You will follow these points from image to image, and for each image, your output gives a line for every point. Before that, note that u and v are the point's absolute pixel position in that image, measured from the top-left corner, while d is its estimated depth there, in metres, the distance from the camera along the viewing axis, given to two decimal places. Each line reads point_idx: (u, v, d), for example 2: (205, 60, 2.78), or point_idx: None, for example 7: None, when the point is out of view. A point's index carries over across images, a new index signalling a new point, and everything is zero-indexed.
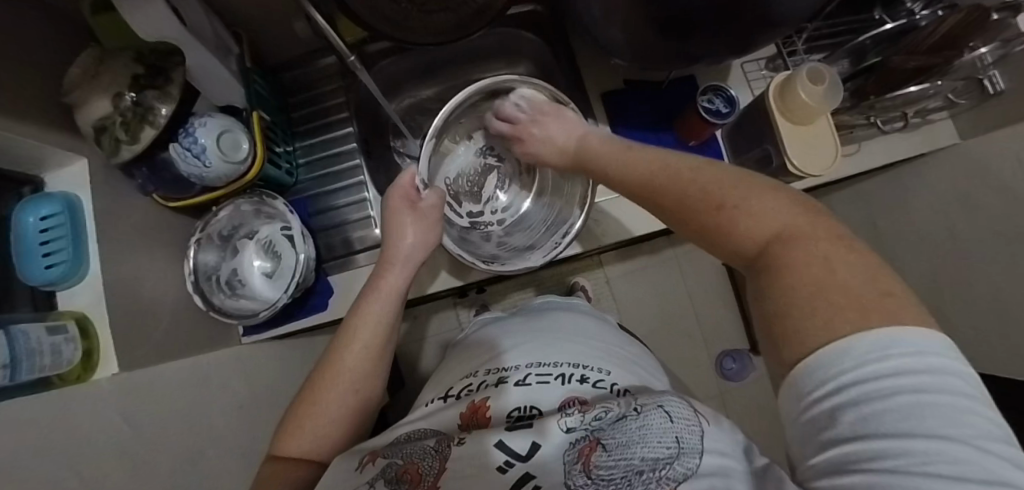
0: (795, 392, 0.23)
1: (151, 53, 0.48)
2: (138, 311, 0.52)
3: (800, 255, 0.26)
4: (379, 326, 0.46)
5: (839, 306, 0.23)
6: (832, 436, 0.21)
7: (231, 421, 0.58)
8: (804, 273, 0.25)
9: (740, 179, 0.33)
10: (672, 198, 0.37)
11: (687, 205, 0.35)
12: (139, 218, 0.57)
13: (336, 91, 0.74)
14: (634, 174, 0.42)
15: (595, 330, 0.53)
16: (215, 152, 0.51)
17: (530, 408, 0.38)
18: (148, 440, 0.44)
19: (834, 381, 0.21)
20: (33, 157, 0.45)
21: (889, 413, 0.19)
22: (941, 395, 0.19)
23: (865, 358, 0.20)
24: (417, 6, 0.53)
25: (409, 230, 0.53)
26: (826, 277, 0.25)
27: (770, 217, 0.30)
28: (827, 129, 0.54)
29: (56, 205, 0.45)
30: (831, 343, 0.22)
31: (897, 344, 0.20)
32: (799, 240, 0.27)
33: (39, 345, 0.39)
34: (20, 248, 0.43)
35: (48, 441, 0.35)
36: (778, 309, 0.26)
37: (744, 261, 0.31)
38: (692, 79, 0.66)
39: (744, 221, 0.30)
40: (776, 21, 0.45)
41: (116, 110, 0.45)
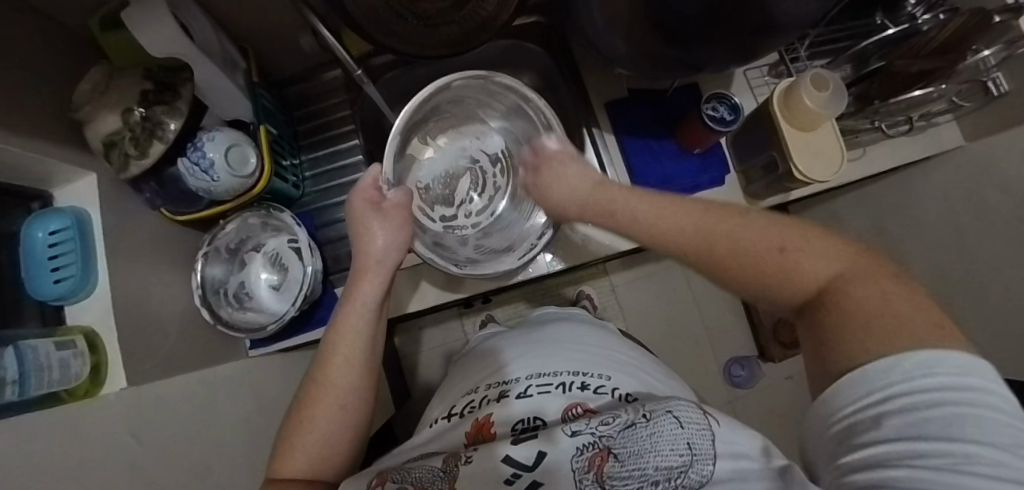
0: (837, 400, 0.25)
1: (160, 68, 0.49)
2: (147, 325, 0.52)
3: (874, 293, 0.28)
4: (364, 342, 0.45)
5: (904, 332, 0.25)
6: (869, 437, 0.23)
7: (238, 434, 0.58)
8: (877, 307, 0.27)
9: (782, 225, 0.34)
10: (714, 250, 0.36)
11: (737, 251, 0.34)
12: (147, 232, 0.57)
13: (342, 104, 0.74)
14: (659, 226, 0.39)
15: (593, 337, 0.52)
16: (223, 166, 0.51)
17: (533, 420, 0.38)
18: (158, 457, 0.44)
19: (885, 393, 0.23)
20: (43, 173, 0.46)
21: (932, 421, 0.21)
22: (981, 408, 0.20)
23: (913, 372, 0.23)
24: (422, 20, 0.53)
25: (376, 231, 0.49)
26: (895, 309, 0.27)
27: (819, 265, 0.31)
28: (831, 133, 0.54)
29: (65, 220, 0.45)
30: (882, 358, 0.24)
31: (944, 363, 0.22)
32: (860, 284, 0.29)
33: (48, 360, 0.39)
34: (28, 267, 0.43)
35: (57, 458, 0.34)
36: (848, 343, 0.27)
37: (804, 302, 0.32)
38: (695, 87, 0.66)
39: (810, 263, 0.31)
40: (780, 28, 0.45)
41: (126, 125, 0.46)
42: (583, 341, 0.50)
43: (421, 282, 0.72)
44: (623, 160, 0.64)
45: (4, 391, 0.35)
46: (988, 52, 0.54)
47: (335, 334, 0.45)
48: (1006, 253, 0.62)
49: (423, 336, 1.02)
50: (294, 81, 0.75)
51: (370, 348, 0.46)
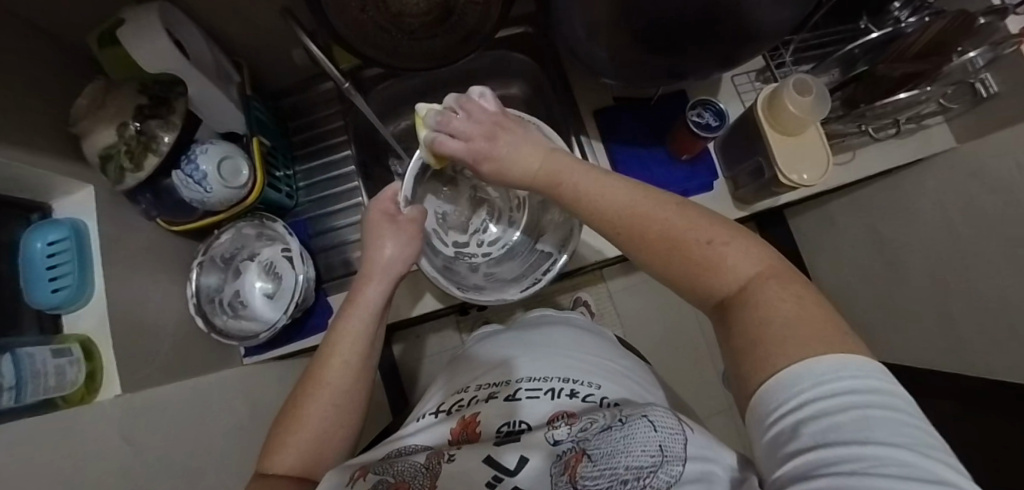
0: (761, 413, 0.23)
1: (154, 83, 0.50)
2: (142, 334, 0.53)
3: (781, 297, 0.26)
4: (361, 344, 0.46)
5: (802, 334, 0.23)
6: (792, 449, 0.20)
7: (232, 442, 0.59)
8: (783, 309, 0.25)
9: (715, 220, 0.31)
10: (645, 237, 0.32)
11: (670, 232, 0.31)
12: (144, 242, 0.58)
13: (336, 115, 0.75)
14: (597, 205, 0.35)
15: (582, 341, 0.53)
16: (216, 178, 0.52)
17: (518, 424, 0.38)
18: (150, 463, 0.45)
19: (796, 403, 0.21)
20: (42, 185, 0.47)
21: (836, 428, 0.19)
22: (885, 409, 0.19)
23: (819, 380, 0.21)
24: (406, 33, 0.54)
25: (387, 241, 0.51)
26: (799, 312, 0.25)
27: (741, 266, 0.28)
28: (816, 139, 0.54)
29: (62, 231, 0.46)
30: (793, 363, 0.22)
31: (847, 367, 0.21)
32: (775, 288, 0.27)
33: (44, 367, 0.40)
34: (26, 275, 0.44)
35: (51, 460, 0.35)
36: (751, 341, 0.25)
37: (719, 301, 0.29)
38: (683, 94, 0.67)
39: (732, 259, 0.29)
40: (760, 35, 0.46)
41: (120, 139, 0.47)
42: (572, 346, 0.50)
43: (415, 289, 0.73)
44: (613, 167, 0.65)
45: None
46: (973, 53, 0.54)
47: (337, 335, 0.46)
48: (998, 253, 0.62)
49: (421, 342, 1.03)
50: (289, 92, 0.77)
51: (369, 350, 0.47)
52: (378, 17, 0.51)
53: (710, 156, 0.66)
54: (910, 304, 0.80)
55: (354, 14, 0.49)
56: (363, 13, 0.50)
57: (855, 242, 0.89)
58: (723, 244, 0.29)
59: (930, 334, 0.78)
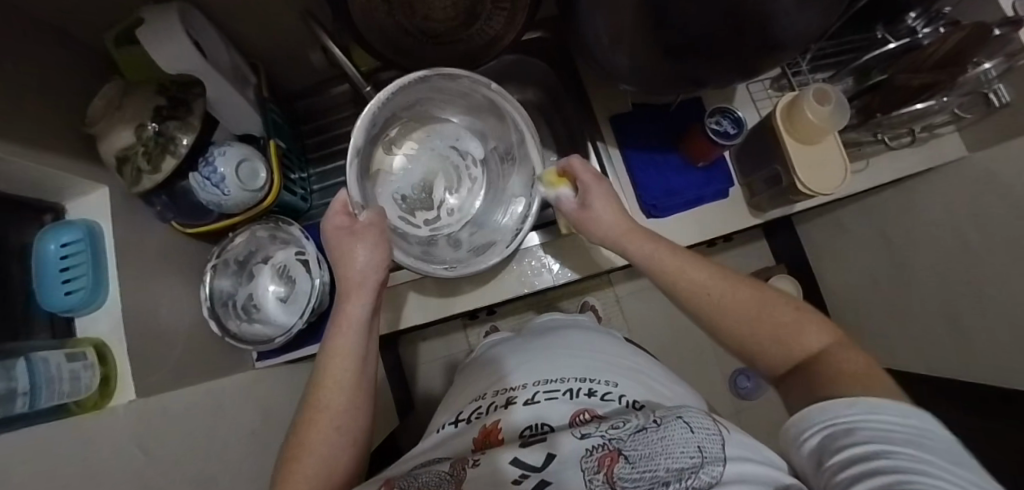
0: (809, 422, 0.29)
1: (173, 85, 0.49)
2: (155, 337, 0.52)
3: (846, 361, 0.32)
4: (354, 360, 0.45)
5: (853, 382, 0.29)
6: (839, 451, 0.26)
7: (244, 446, 0.58)
8: (847, 368, 0.31)
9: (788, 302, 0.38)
10: (728, 309, 0.39)
11: (752, 306, 0.38)
12: (157, 244, 0.58)
13: (350, 119, 0.75)
14: (684, 281, 0.42)
15: (596, 343, 0.52)
16: (233, 180, 0.52)
17: (541, 426, 0.38)
18: (165, 468, 0.44)
19: (850, 419, 0.26)
20: (58, 186, 0.47)
21: (887, 439, 0.24)
22: (923, 437, 0.23)
23: (867, 409, 0.26)
24: (431, 39, 0.55)
25: (357, 250, 0.49)
26: (861, 371, 0.30)
27: (813, 337, 0.35)
28: (834, 148, 0.54)
29: (78, 232, 0.46)
30: (846, 398, 0.28)
31: (891, 406, 0.26)
32: (845, 354, 0.33)
33: (58, 372, 0.39)
34: (39, 278, 0.44)
35: (70, 466, 0.35)
36: (812, 388, 0.31)
37: (789, 365, 0.35)
38: (699, 101, 0.67)
39: (804, 332, 0.35)
40: (784, 45, 0.46)
41: (138, 139, 0.46)
42: (583, 347, 0.50)
43: (426, 293, 0.73)
44: (628, 174, 0.65)
45: (14, 403, 0.35)
46: (987, 65, 0.55)
47: (327, 355, 0.45)
48: (1009, 263, 0.62)
49: (429, 345, 1.02)
50: (304, 95, 0.77)
51: (361, 366, 0.46)
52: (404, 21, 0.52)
53: (726, 162, 0.65)
54: (920, 312, 0.80)
55: (381, 20, 0.51)
56: (389, 18, 0.51)
57: (865, 249, 0.89)
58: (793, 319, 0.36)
59: (941, 344, 0.78)
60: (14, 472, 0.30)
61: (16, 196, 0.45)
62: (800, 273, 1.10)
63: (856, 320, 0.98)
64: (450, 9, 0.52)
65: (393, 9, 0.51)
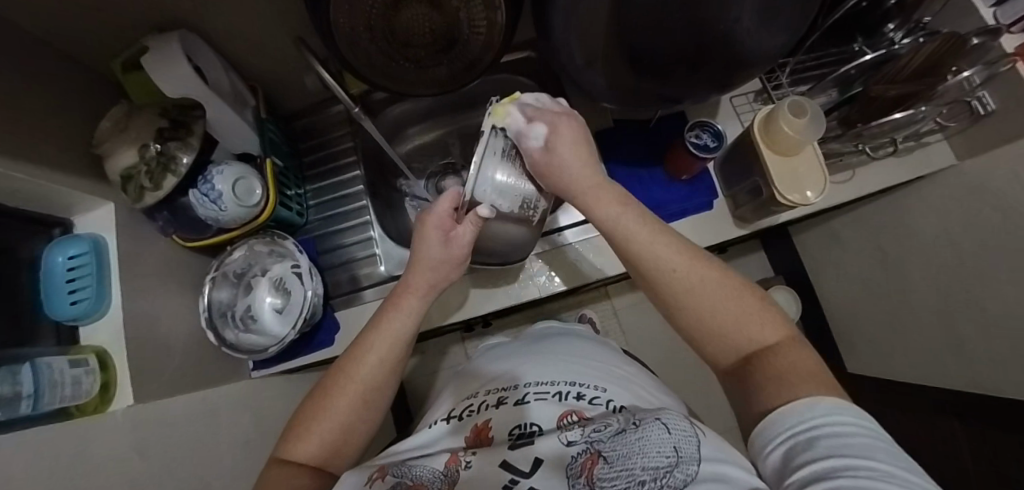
0: (772, 426, 0.30)
1: (173, 108, 0.52)
2: (153, 345, 0.55)
3: (792, 360, 0.33)
4: (400, 345, 0.48)
5: (801, 375, 0.32)
6: (800, 454, 0.26)
7: (238, 454, 0.60)
8: (791, 368, 0.33)
9: (747, 298, 0.38)
10: (689, 290, 0.39)
11: (700, 295, 0.39)
12: (159, 257, 0.61)
13: (345, 137, 0.78)
14: (649, 255, 0.42)
15: (586, 351, 0.53)
16: (230, 196, 0.54)
17: (530, 426, 0.39)
18: (158, 472, 0.46)
19: (810, 421, 0.28)
20: (65, 202, 0.50)
21: (844, 441, 0.25)
22: (870, 438, 0.25)
23: (827, 411, 0.27)
24: (413, 63, 0.56)
25: (429, 236, 0.51)
26: (805, 369, 0.32)
27: (757, 331, 0.36)
28: (812, 158, 0.56)
29: (83, 245, 0.49)
30: (805, 400, 0.29)
31: (848, 412, 0.27)
32: (790, 349, 0.35)
33: (62, 377, 0.42)
34: (46, 289, 0.47)
35: (66, 467, 0.37)
36: (757, 373, 0.34)
37: (734, 360, 0.38)
38: (682, 115, 0.68)
39: (754, 328, 0.36)
40: (750, 59, 0.48)
41: (142, 160, 0.49)
42: (574, 352, 0.52)
43: None
44: (612, 187, 0.66)
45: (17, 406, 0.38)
46: (968, 72, 0.54)
47: (374, 332, 0.48)
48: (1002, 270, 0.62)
49: (427, 359, 1.04)
50: (302, 115, 0.80)
51: (399, 350, 0.48)
52: (386, 46, 0.53)
53: (709, 175, 0.66)
54: (918, 321, 0.79)
55: (366, 49, 0.51)
56: (373, 46, 0.51)
57: (858, 259, 0.89)
58: (743, 315, 0.37)
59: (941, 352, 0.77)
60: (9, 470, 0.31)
61: (22, 212, 0.48)
62: (797, 284, 1.10)
63: (854, 330, 0.98)
64: (428, 34, 0.54)
65: (376, 37, 0.51)
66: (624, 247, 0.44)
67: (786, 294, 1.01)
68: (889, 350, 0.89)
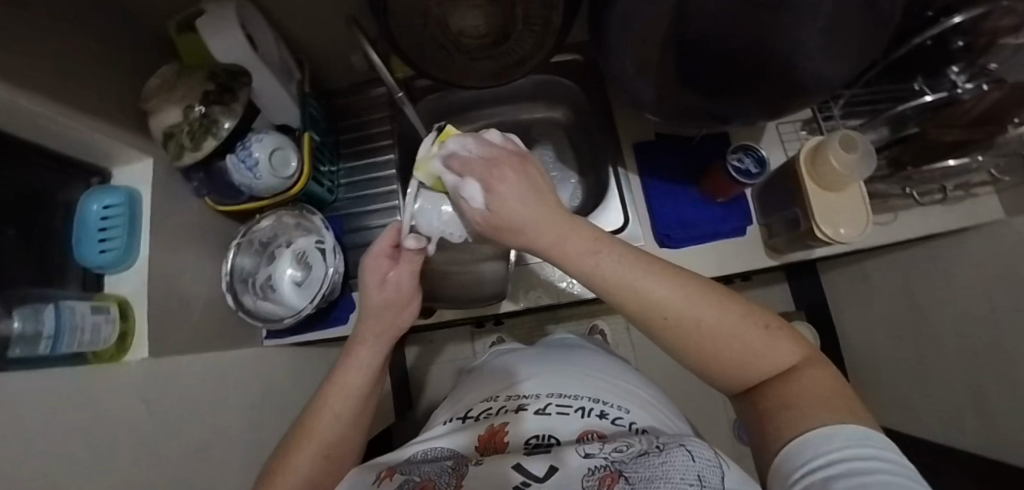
0: (792, 464, 0.28)
1: (222, 73, 0.52)
2: (175, 302, 0.56)
3: (813, 387, 0.32)
4: (360, 397, 0.47)
5: (828, 405, 0.30)
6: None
7: (243, 418, 0.60)
8: (815, 398, 0.31)
9: (761, 320, 0.34)
10: (706, 336, 0.32)
11: (708, 346, 0.33)
12: (191, 216, 0.62)
13: (383, 120, 0.78)
14: (650, 293, 0.32)
15: (606, 365, 0.53)
16: (266, 166, 0.55)
17: (548, 437, 0.39)
18: (162, 427, 0.46)
19: (829, 455, 0.27)
20: (107, 152, 0.51)
21: (869, 476, 0.24)
22: (890, 473, 0.24)
23: (844, 443, 0.27)
24: (461, 52, 0.56)
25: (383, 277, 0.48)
26: (831, 397, 0.31)
27: (782, 356, 0.33)
28: (857, 196, 0.54)
29: (119, 197, 0.51)
30: (823, 427, 0.28)
31: (861, 441, 0.27)
32: (809, 372, 0.34)
33: (82, 322, 0.43)
34: (77, 232, 0.49)
35: (78, 410, 0.38)
36: (776, 403, 0.33)
37: (748, 385, 0.35)
38: (725, 136, 0.66)
39: (772, 353, 0.33)
40: (807, 87, 0.46)
41: (185, 120, 0.50)
42: (579, 365, 0.51)
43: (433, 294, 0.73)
44: (645, 201, 0.65)
45: (37, 345, 0.39)
46: None
47: (330, 390, 0.47)
48: None
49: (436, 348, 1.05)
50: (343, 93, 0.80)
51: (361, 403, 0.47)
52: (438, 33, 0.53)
53: (745, 199, 0.64)
54: (943, 376, 0.76)
55: (418, 33, 0.51)
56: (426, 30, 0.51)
57: (887, 305, 0.86)
58: (757, 343, 0.33)
59: (962, 412, 0.74)
60: (22, 406, 0.32)
61: (57, 155, 0.50)
62: (819, 322, 1.07)
63: (874, 377, 0.94)
64: (482, 28, 0.54)
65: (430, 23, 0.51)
66: (615, 292, 0.33)
67: (808, 330, 0.98)
68: (908, 403, 0.86)
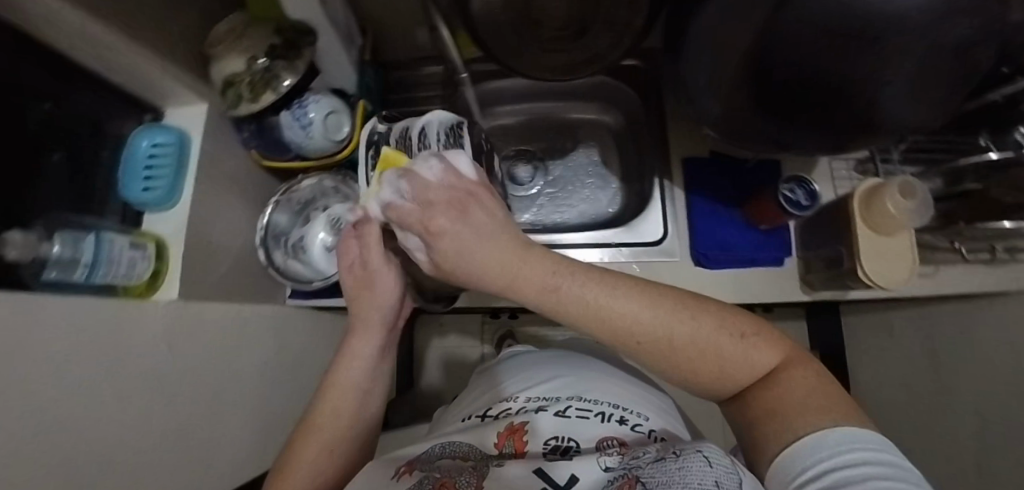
0: (789, 468, 0.32)
1: (290, 30, 0.53)
2: (208, 249, 0.56)
3: (794, 385, 0.37)
4: (359, 393, 0.48)
5: (820, 407, 0.34)
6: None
7: (256, 371, 0.61)
8: (797, 397, 0.36)
9: (741, 327, 0.39)
10: (690, 348, 0.37)
11: (686, 357, 0.37)
12: (235, 166, 0.62)
13: (434, 99, 0.78)
14: (615, 317, 0.36)
15: (624, 372, 0.53)
16: (318, 127, 0.56)
17: (568, 440, 0.40)
18: (182, 367, 0.47)
19: (824, 460, 0.30)
20: (167, 90, 0.52)
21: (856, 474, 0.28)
22: (874, 466, 0.28)
23: (832, 446, 0.30)
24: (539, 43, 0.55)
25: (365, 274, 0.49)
26: (815, 392, 0.36)
27: (759, 361, 0.38)
28: (906, 244, 0.52)
29: (170, 138, 0.52)
30: (814, 432, 0.32)
31: (847, 439, 0.30)
32: (792, 371, 0.38)
33: (118, 258, 0.44)
34: (128, 168, 0.50)
35: (109, 336, 0.38)
36: (766, 409, 0.37)
37: (739, 387, 0.39)
38: (779, 164, 0.65)
39: (755, 356, 0.38)
40: (879, 124, 0.45)
41: (247, 71, 0.50)
42: (583, 366, 0.52)
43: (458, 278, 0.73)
44: (687, 217, 0.64)
45: (73, 272, 0.40)
46: None
47: (334, 389, 0.48)
48: None
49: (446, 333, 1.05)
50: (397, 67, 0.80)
51: (362, 399, 0.48)
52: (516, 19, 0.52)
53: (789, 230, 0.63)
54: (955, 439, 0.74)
55: (495, 16, 0.51)
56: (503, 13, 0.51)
57: (905, 359, 0.84)
58: (738, 346, 0.38)
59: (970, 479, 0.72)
60: (60, 324, 0.33)
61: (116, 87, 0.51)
62: (834, 366, 1.05)
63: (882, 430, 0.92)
64: (559, 24, 0.53)
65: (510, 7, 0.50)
66: (584, 319, 0.37)
67: None
68: None
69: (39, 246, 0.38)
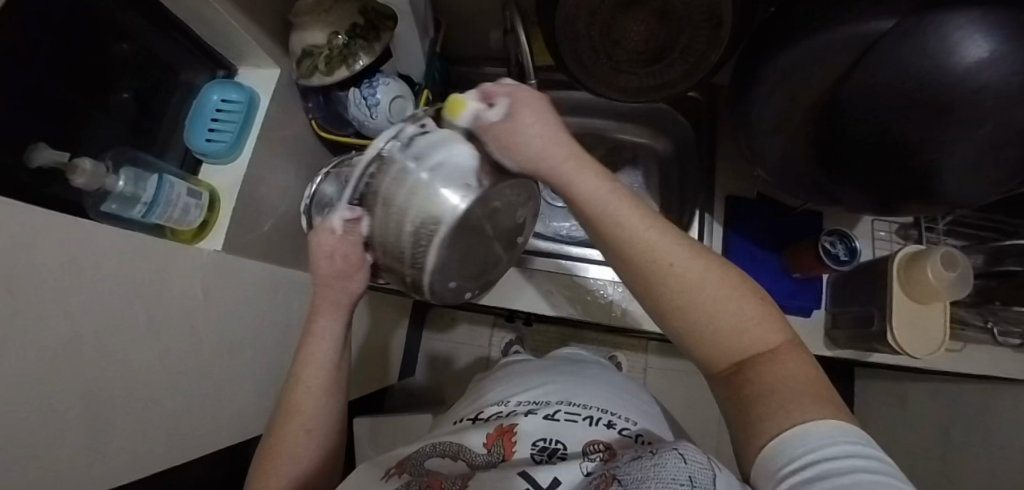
0: None
1: (373, 11, 0.54)
2: (257, 205, 0.59)
3: (800, 370, 0.28)
4: (333, 377, 0.43)
5: (806, 391, 0.26)
6: None
7: (280, 331, 0.63)
8: (782, 375, 0.27)
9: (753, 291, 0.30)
10: (694, 287, 0.29)
11: (694, 292, 0.29)
12: (295, 132, 0.65)
13: None
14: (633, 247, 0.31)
15: (625, 385, 0.50)
16: (383, 108, 0.58)
17: (555, 442, 0.37)
18: (220, 313, 0.49)
19: None
20: (247, 50, 0.55)
21: None
22: None
23: None
24: (613, 61, 0.57)
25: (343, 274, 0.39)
26: (810, 382, 0.27)
27: (761, 332, 0.29)
28: (940, 315, 0.52)
29: (241, 96, 0.55)
30: None
31: None
32: (790, 356, 0.28)
33: (176, 200, 0.45)
34: (197, 118, 0.52)
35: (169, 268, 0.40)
36: (748, 390, 0.28)
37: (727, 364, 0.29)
38: (820, 216, 0.66)
39: (756, 324, 0.29)
40: (942, 196, 0.44)
41: (327, 44, 0.54)
42: (579, 374, 0.50)
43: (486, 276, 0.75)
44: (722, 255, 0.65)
45: (132, 208, 0.42)
46: None
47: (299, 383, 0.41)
48: None
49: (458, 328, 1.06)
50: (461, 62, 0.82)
51: (343, 384, 0.44)
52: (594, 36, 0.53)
53: (821, 283, 0.64)
54: None
55: (578, 30, 0.52)
56: (587, 30, 0.52)
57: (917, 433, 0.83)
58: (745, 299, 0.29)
59: None
60: (126, 249, 0.34)
61: (201, 41, 0.54)
62: None
63: None
64: (642, 43, 0.55)
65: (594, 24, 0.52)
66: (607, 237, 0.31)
67: None
68: None
69: (106, 178, 0.40)
